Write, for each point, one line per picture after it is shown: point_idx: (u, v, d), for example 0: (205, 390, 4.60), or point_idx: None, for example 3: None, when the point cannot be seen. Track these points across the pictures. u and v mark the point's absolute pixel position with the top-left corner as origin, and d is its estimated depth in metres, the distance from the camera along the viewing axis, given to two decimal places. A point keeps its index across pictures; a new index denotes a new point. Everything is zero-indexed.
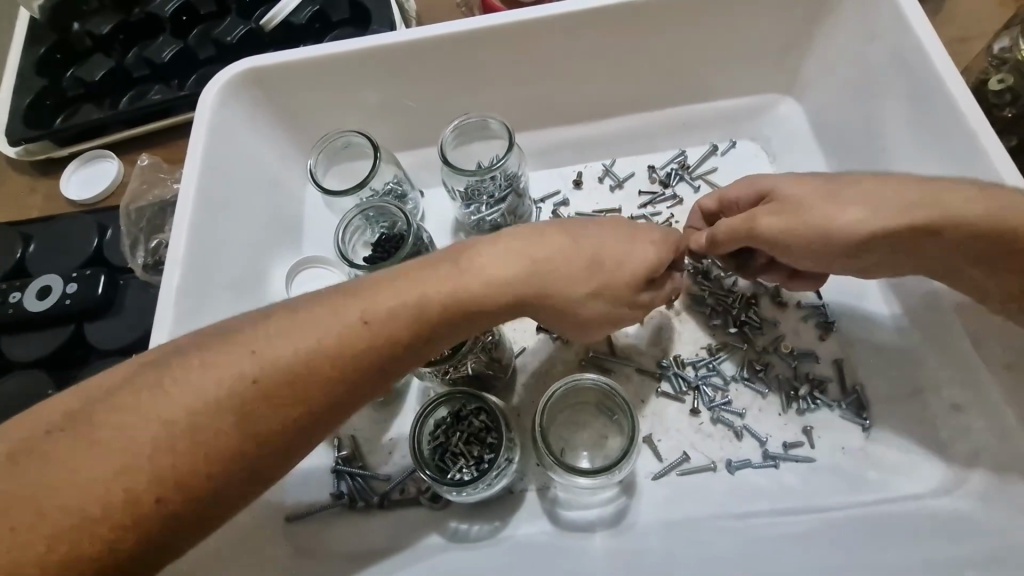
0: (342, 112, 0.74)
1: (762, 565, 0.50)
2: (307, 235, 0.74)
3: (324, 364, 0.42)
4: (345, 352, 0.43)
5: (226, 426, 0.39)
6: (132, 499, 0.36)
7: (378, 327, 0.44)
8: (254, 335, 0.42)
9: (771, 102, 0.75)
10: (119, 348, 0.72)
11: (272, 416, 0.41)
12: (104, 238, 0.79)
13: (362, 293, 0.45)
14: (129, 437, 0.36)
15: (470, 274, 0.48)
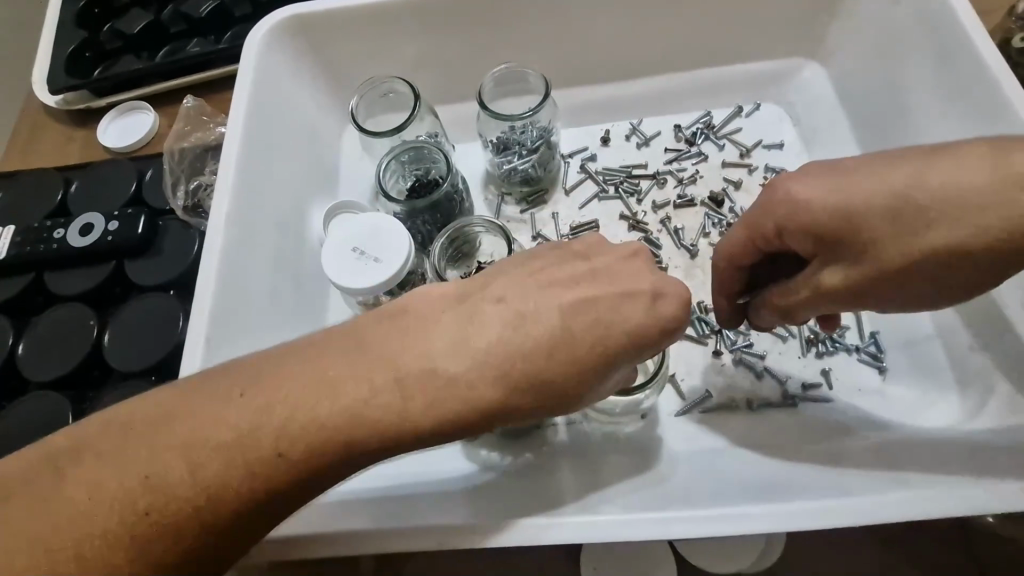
0: (379, 62, 0.76)
1: (787, 481, 0.51)
2: (343, 181, 0.76)
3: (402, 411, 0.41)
4: (398, 417, 0.40)
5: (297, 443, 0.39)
6: (212, 492, 0.38)
7: (446, 383, 0.41)
8: (338, 364, 0.41)
9: (796, 66, 0.77)
10: (158, 284, 0.74)
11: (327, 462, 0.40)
12: (144, 182, 0.81)
13: (438, 331, 0.43)
14: (222, 433, 0.39)
15: (522, 329, 0.43)
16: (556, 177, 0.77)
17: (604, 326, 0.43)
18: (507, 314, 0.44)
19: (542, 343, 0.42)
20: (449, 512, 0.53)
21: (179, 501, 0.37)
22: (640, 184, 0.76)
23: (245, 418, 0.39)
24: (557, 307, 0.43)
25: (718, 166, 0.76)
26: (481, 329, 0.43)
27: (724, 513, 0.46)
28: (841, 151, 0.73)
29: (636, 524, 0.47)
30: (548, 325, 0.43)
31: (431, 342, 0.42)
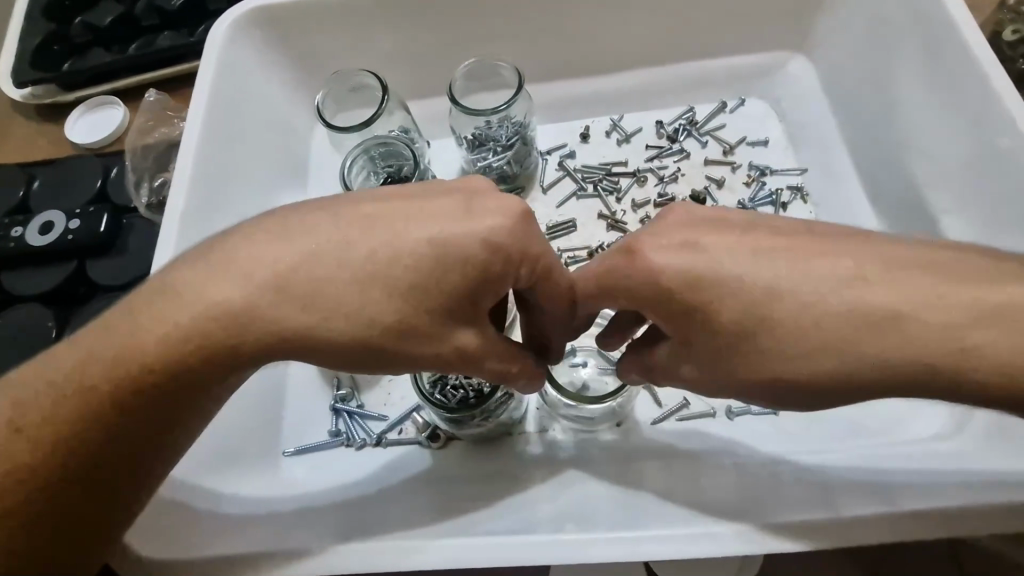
0: (350, 55, 0.73)
1: (764, 495, 0.48)
2: (313, 178, 0.74)
3: (218, 318, 0.39)
4: (210, 326, 0.38)
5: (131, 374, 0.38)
6: (63, 431, 0.38)
7: (246, 289, 0.39)
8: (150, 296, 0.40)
9: (782, 60, 0.75)
10: (122, 285, 0.72)
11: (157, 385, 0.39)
12: (109, 178, 0.79)
13: (267, 236, 0.40)
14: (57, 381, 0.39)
15: (318, 239, 0.39)
16: (533, 174, 0.75)
17: (420, 238, 0.40)
18: (322, 221, 0.40)
19: (348, 259, 0.39)
20: (411, 523, 0.51)
21: (32, 448, 0.38)
22: (619, 182, 0.73)
23: (72, 360, 0.39)
24: (359, 226, 0.40)
25: (700, 163, 0.73)
26: (293, 238, 0.40)
27: (695, 531, 0.45)
28: (828, 148, 0.71)
29: (601, 543, 0.45)
30: (368, 241, 0.40)
31: (237, 257, 0.39)
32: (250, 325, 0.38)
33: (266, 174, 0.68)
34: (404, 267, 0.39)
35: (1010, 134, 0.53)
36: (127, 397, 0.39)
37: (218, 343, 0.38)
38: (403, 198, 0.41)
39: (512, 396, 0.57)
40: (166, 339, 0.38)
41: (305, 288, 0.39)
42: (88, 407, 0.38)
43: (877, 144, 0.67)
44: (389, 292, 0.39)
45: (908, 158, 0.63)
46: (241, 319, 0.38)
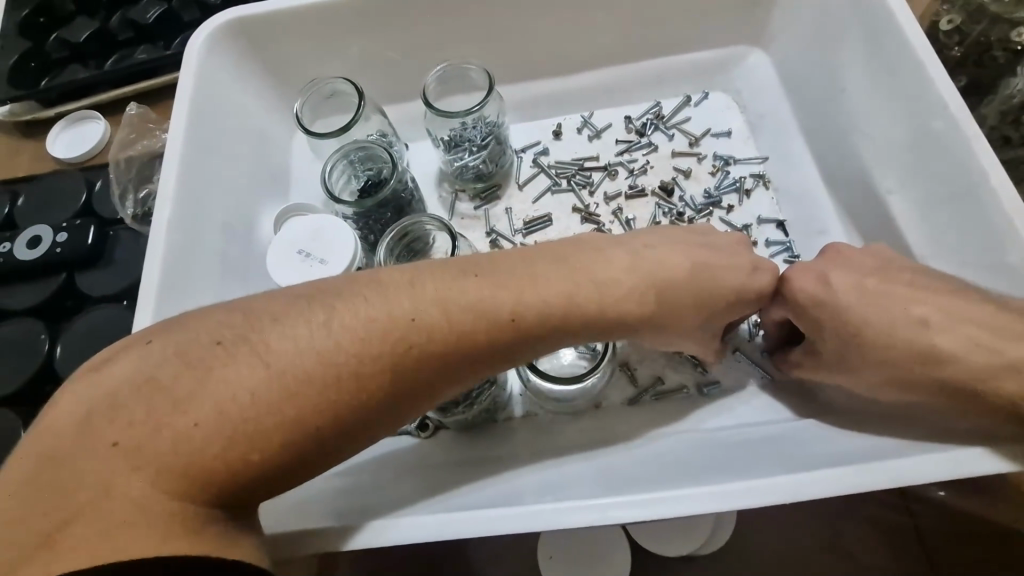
0: (326, 65, 0.76)
1: (732, 465, 0.52)
2: (294, 184, 0.76)
3: (386, 367, 0.43)
4: (382, 373, 0.42)
5: (293, 413, 0.39)
6: (209, 463, 0.37)
7: (381, 330, 0.43)
8: (313, 335, 0.41)
9: (740, 53, 0.78)
10: (111, 296, 0.73)
11: (297, 422, 0.39)
12: (93, 191, 0.80)
13: (440, 285, 0.46)
14: (202, 406, 0.38)
15: (446, 290, 0.46)
16: (509, 171, 0.78)
17: (576, 298, 0.48)
18: (487, 278, 0.48)
19: (498, 320, 0.46)
20: (406, 503, 0.53)
21: (176, 476, 0.37)
22: (592, 176, 0.76)
23: (222, 385, 0.38)
24: (536, 287, 0.48)
25: (667, 155, 0.76)
26: (466, 288, 0.47)
27: (660, 495, 0.46)
28: (786, 137, 0.74)
29: (571, 511, 0.46)
30: (526, 297, 0.47)
31: (408, 308, 0.44)
32: (386, 370, 0.43)
33: (252, 194, 0.71)
34: (530, 313, 0.47)
35: (943, 116, 0.58)
36: (284, 439, 0.39)
37: (356, 384, 0.41)
38: (549, 261, 0.50)
39: (493, 382, 0.60)
40: (313, 371, 0.40)
41: (439, 335, 0.44)
42: (238, 445, 0.38)
43: (828, 130, 0.70)
44: (501, 338, 0.47)
45: (859, 142, 0.67)
46: (375, 358, 0.42)
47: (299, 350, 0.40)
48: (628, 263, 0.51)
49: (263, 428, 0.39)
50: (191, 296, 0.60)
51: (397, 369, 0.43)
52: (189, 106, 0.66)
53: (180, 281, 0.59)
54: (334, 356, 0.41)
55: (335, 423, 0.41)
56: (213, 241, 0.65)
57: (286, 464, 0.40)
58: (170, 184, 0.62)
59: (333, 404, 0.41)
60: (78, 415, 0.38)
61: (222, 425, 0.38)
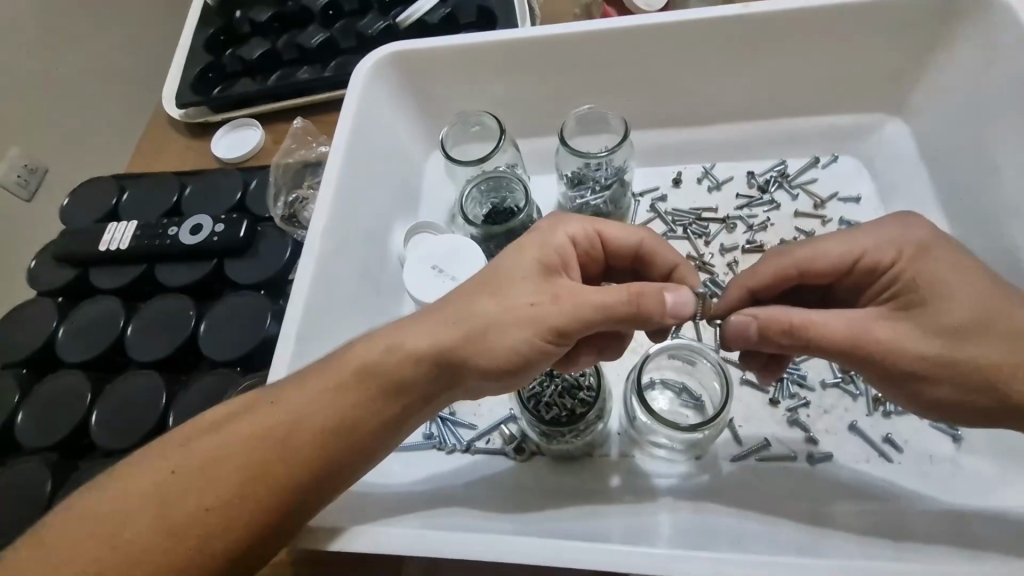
0: (468, 98, 0.82)
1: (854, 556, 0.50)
2: (424, 205, 0.82)
3: (377, 406, 0.50)
4: (375, 411, 0.50)
5: (294, 450, 0.48)
6: (233, 500, 0.47)
7: (364, 375, 0.50)
8: (308, 389, 0.50)
9: (878, 122, 0.77)
10: (254, 284, 0.81)
11: (313, 412, 0.49)
12: (248, 190, 0.90)
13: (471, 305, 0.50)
14: (224, 457, 0.48)
15: (477, 307, 0.50)
16: (625, 214, 0.80)
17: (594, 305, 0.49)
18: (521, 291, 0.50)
19: (536, 323, 0.49)
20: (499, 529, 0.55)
21: (206, 513, 0.46)
22: (709, 227, 0.77)
23: (234, 439, 0.49)
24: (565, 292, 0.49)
25: (789, 215, 0.76)
26: (499, 301, 0.49)
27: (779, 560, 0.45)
28: (923, 210, 0.72)
29: (682, 561, 0.46)
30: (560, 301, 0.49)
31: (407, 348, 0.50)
32: (381, 367, 0.50)
33: (390, 208, 0.77)
34: (572, 315, 0.49)
35: None
36: (289, 475, 0.48)
37: (347, 422, 0.50)
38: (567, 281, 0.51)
39: (600, 419, 0.61)
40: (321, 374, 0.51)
41: (426, 339, 0.50)
42: (251, 483, 0.47)
43: (972, 208, 0.68)
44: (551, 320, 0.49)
45: (1009, 226, 0.64)
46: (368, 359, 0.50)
47: (298, 401, 0.50)
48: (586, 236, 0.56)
49: (291, 421, 0.49)
50: (333, 301, 0.66)
51: (394, 369, 0.50)
52: (354, 129, 0.74)
53: (327, 285, 0.65)
54: (326, 400, 0.50)
55: (332, 452, 0.49)
56: (358, 250, 0.70)
57: (323, 453, 0.49)
58: (329, 194, 0.68)
59: (334, 398, 0.50)
60: (179, 451, 0.49)
61: (261, 423, 0.49)
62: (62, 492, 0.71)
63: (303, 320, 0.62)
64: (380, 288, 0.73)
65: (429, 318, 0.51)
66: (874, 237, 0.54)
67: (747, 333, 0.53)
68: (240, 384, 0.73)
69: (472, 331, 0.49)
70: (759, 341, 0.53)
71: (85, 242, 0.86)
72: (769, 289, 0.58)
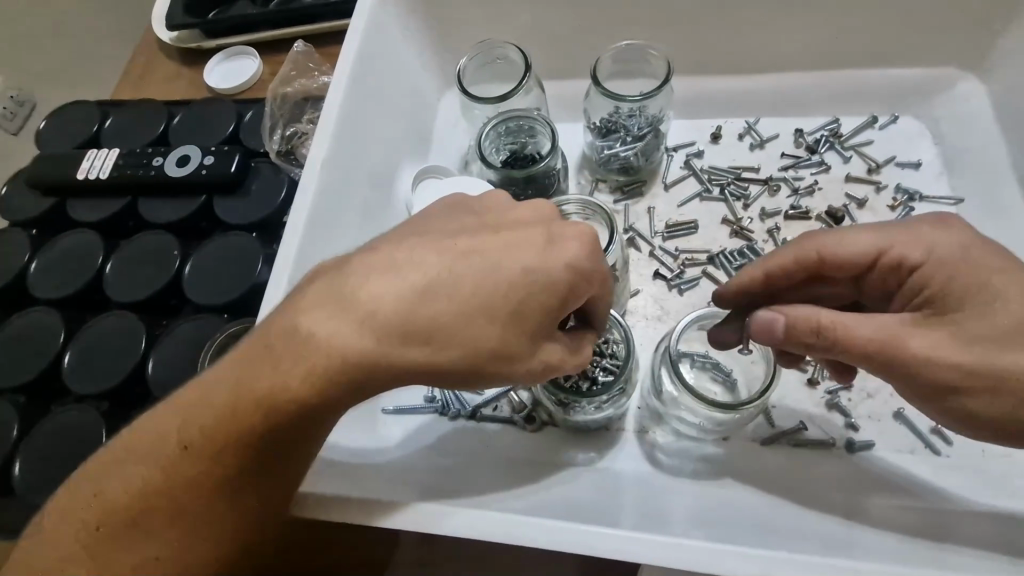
0: (490, 30, 0.73)
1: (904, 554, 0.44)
2: (435, 147, 0.75)
3: (302, 375, 0.38)
4: (296, 378, 0.38)
5: (211, 428, 0.39)
6: (152, 482, 0.39)
7: (287, 335, 0.39)
8: (232, 359, 0.41)
9: (950, 79, 0.68)
10: (244, 225, 0.74)
11: (245, 407, 0.39)
12: (242, 122, 0.82)
13: (452, 246, 0.40)
14: (143, 441, 0.40)
15: (450, 255, 0.39)
16: (655, 169, 0.72)
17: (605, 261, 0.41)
18: (520, 237, 0.40)
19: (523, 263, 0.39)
20: (494, 492, 0.50)
21: (122, 504, 0.39)
22: (748, 188, 0.70)
23: (155, 420, 0.41)
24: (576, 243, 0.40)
25: (840, 179, 0.69)
26: (486, 250, 0.39)
27: (832, 561, 0.40)
28: (994, 180, 0.64)
29: (721, 555, 0.41)
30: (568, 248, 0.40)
31: (355, 298, 0.38)
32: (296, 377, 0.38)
33: (398, 146, 0.69)
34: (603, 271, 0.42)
35: None
36: (210, 453, 0.39)
37: (262, 396, 0.39)
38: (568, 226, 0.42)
39: (623, 390, 0.55)
40: (222, 399, 0.39)
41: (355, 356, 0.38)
42: (171, 465, 0.39)
43: None
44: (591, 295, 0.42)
45: None
46: (276, 378, 0.38)
47: (217, 374, 0.40)
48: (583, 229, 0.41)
49: (201, 453, 0.39)
50: (331, 245, 0.59)
51: (309, 389, 0.38)
52: (360, 58, 0.65)
53: (326, 228, 0.58)
54: (243, 370, 0.39)
55: (256, 429, 0.39)
56: (359, 188, 0.63)
57: (266, 446, 0.40)
58: (328, 122, 0.61)
59: (246, 423, 0.39)
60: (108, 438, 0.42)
61: (172, 462, 0.39)
62: (28, 437, 0.67)
63: (295, 269, 0.55)
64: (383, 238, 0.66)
65: (366, 259, 0.40)
66: (915, 239, 0.45)
67: (773, 330, 0.46)
68: (224, 330, 0.67)
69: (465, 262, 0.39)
70: (785, 339, 0.46)
71: (62, 170, 0.79)
72: (786, 275, 0.50)
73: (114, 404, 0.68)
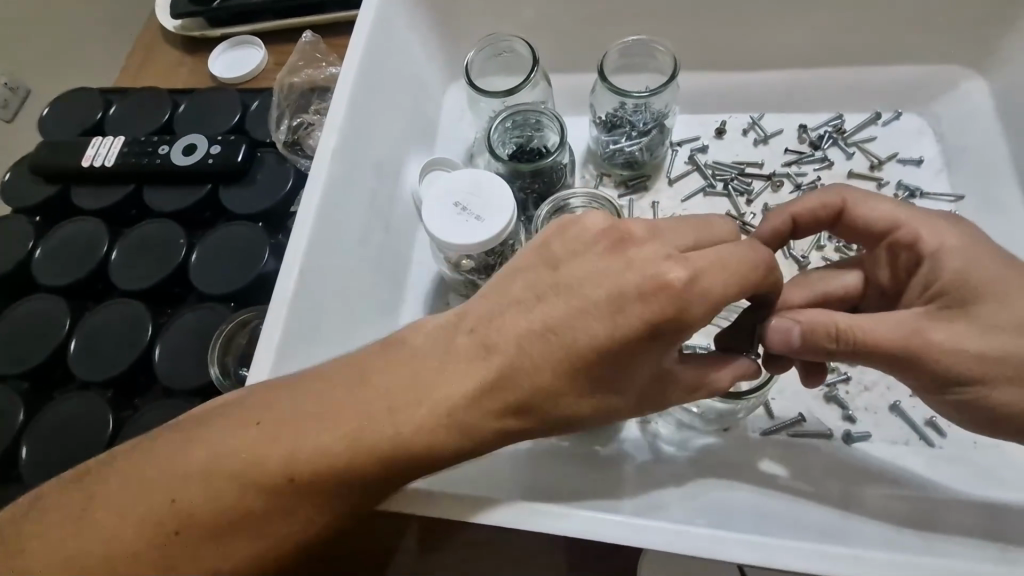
0: (497, 21, 0.73)
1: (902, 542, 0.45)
2: (441, 138, 0.75)
3: (422, 434, 0.43)
4: (418, 435, 0.43)
5: (323, 470, 0.42)
6: (251, 505, 0.42)
7: (416, 395, 0.43)
8: (346, 404, 0.43)
9: (953, 76, 0.69)
10: (249, 215, 0.74)
11: (362, 454, 0.42)
12: (248, 112, 0.82)
13: (542, 304, 0.44)
14: (241, 465, 0.42)
15: (546, 314, 0.43)
16: (660, 163, 0.73)
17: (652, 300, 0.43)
18: (590, 286, 0.43)
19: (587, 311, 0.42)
20: (499, 481, 0.51)
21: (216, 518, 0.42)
22: (751, 183, 0.71)
23: (253, 449, 0.43)
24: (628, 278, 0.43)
25: (842, 175, 0.69)
26: (570, 305, 0.43)
27: (833, 549, 0.41)
28: (993, 178, 0.65)
29: (724, 542, 0.42)
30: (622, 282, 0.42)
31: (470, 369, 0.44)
32: (404, 432, 0.43)
33: (405, 138, 0.70)
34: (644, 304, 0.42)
35: None
36: (317, 490, 0.43)
37: (381, 447, 0.42)
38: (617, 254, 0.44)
39: None
40: (337, 441, 0.42)
41: (457, 417, 0.43)
42: (273, 494, 0.42)
43: None
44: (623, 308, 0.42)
45: None
46: (388, 429, 0.42)
47: (330, 418, 0.43)
48: (678, 283, 0.41)
49: (292, 483, 0.42)
50: (341, 236, 0.59)
51: (426, 444, 0.43)
52: (368, 53, 0.65)
53: (335, 220, 0.59)
54: (364, 421, 0.43)
55: (367, 473, 0.43)
56: (370, 182, 0.64)
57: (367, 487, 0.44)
58: (338, 113, 0.61)
59: (360, 468, 0.42)
60: (193, 450, 0.44)
61: (277, 494, 0.42)
62: (34, 422, 0.68)
63: (305, 262, 0.55)
64: (390, 231, 0.66)
65: (470, 323, 0.45)
66: (936, 227, 0.47)
67: (787, 340, 0.47)
68: (231, 319, 0.68)
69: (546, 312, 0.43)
70: (801, 346, 0.46)
71: (67, 157, 0.79)
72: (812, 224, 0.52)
73: (119, 391, 0.69)
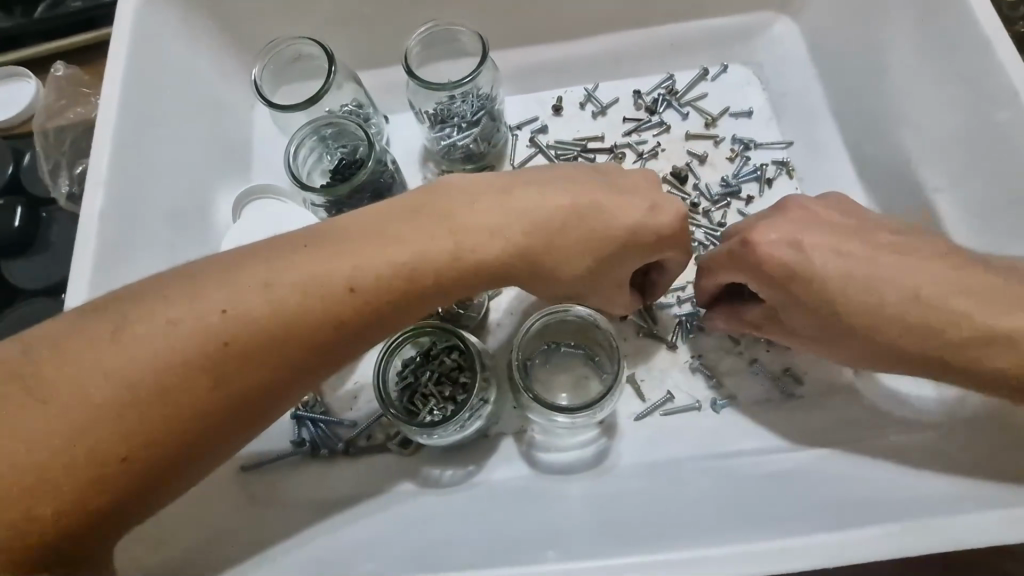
0: (295, 23, 0.66)
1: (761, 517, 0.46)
2: (259, 162, 0.66)
3: (201, 412, 0.37)
4: (194, 409, 0.37)
5: (68, 481, 0.34)
6: None
7: (198, 367, 0.37)
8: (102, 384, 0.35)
9: (766, 21, 0.70)
10: (47, 289, 0.64)
11: (124, 449, 0.35)
12: (20, 165, 0.68)
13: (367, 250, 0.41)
14: None
15: (368, 258, 0.41)
16: (503, 151, 0.69)
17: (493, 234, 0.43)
18: (420, 234, 0.42)
19: (425, 250, 0.42)
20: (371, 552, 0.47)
21: None
22: (596, 159, 0.67)
23: None
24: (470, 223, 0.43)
25: (680, 138, 0.68)
26: (395, 246, 0.42)
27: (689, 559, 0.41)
28: (817, 120, 0.67)
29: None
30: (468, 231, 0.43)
31: (261, 327, 0.39)
32: (153, 436, 0.36)
33: (203, 168, 0.62)
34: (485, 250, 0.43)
35: (1008, 106, 0.51)
36: (60, 516, 0.34)
37: (150, 442, 0.36)
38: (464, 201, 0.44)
39: (486, 400, 0.53)
40: (93, 437, 0.34)
41: (239, 378, 0.38)
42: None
43: (863, 115, 0.64)
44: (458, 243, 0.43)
45: (902, 133, 0.60)
46: (159, 413, 0.36)
47: (83, 399, 0.34)
48: (507, 232, 0.43)
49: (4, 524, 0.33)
50: None
51: (202, 424, 0.38)
52: (133, 72, 0.57)
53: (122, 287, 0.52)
54: (126, 406, 0.35)
55: (128, 473, 0.35)
56: (163, 198, 0.57)
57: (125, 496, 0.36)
58: (99, 164, 0.53)
59: (119, 470, 0.35)
60: None
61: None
62: None
63: None
64: None
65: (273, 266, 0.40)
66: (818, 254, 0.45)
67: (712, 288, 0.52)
68: None
69: (371, 261, 0.41)
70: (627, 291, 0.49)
71: None
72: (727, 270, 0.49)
73: None
